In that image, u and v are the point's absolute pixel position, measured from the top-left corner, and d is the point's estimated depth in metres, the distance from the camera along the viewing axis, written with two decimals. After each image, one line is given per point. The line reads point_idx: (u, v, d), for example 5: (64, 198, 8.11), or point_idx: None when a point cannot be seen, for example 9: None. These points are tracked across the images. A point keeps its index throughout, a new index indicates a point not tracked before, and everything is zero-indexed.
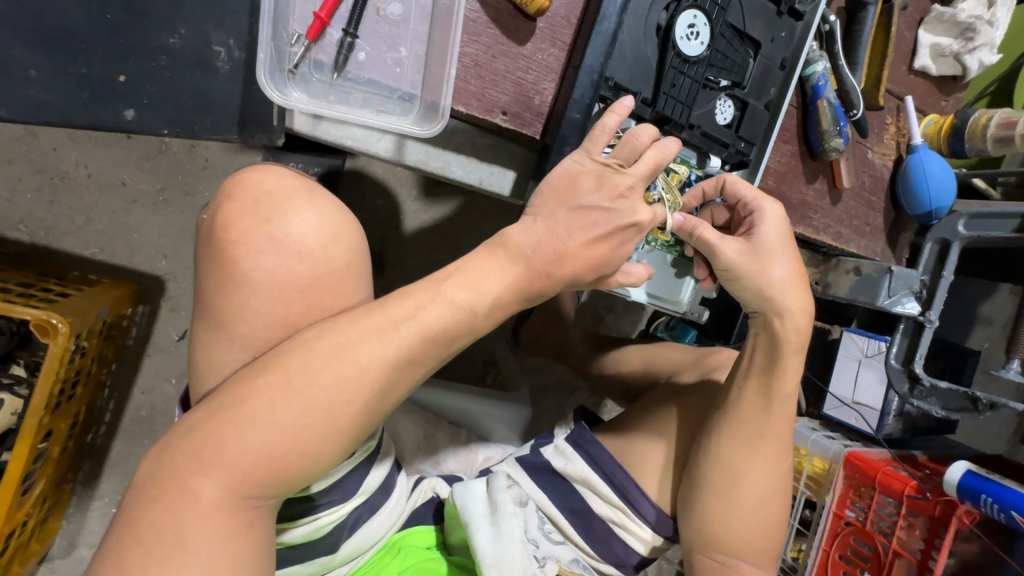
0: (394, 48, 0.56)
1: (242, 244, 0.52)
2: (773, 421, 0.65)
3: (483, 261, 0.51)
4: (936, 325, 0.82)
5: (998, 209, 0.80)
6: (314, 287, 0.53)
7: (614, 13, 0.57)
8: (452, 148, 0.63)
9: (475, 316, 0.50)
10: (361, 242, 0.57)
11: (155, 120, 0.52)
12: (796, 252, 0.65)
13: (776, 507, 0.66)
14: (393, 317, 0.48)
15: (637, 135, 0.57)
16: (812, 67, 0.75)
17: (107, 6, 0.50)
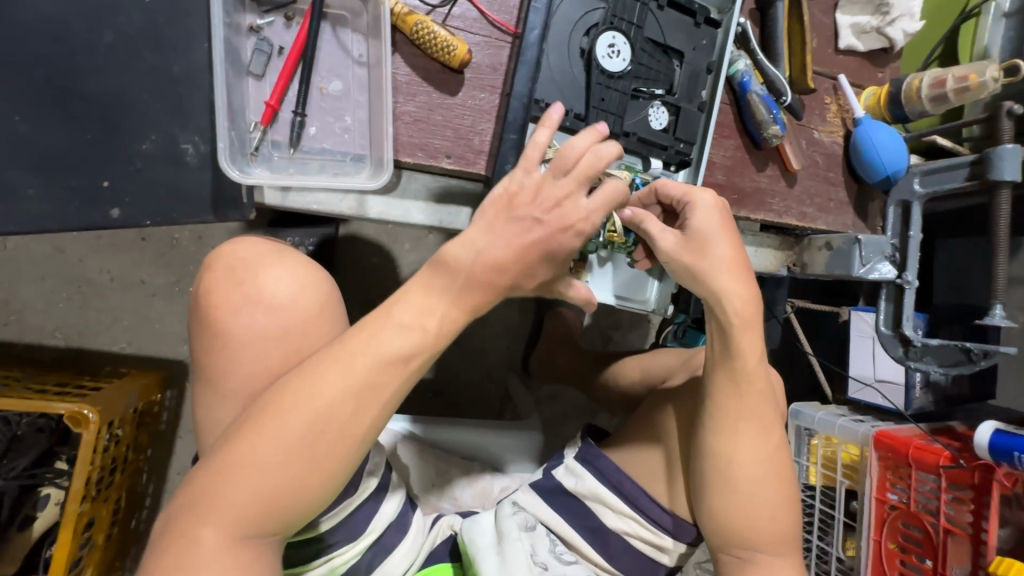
0: (340, 118, 0.64)
1: (221, 307, 0.58)
2: (749, 400, 0.63)
3: (422, 291, 0.55)
4: (917, 285, 0.80)
5: (947, 162, 0.82)
6: (293, 332, 0.58)
7: (535, 43, 0.64)
8: (411, 196, 0.69)
9: (432, 336, 0.55)
10: (331, 288, 0.63)
11: (139, 216, 0.60)
12: (733, 231, 0.63)
13: (780, 492, 0.64)
14: (353, 349, 0.52)
15: (571, 146, 0.57)
16: (734, 67, 0.79)
17: (91, 128, 0.59)
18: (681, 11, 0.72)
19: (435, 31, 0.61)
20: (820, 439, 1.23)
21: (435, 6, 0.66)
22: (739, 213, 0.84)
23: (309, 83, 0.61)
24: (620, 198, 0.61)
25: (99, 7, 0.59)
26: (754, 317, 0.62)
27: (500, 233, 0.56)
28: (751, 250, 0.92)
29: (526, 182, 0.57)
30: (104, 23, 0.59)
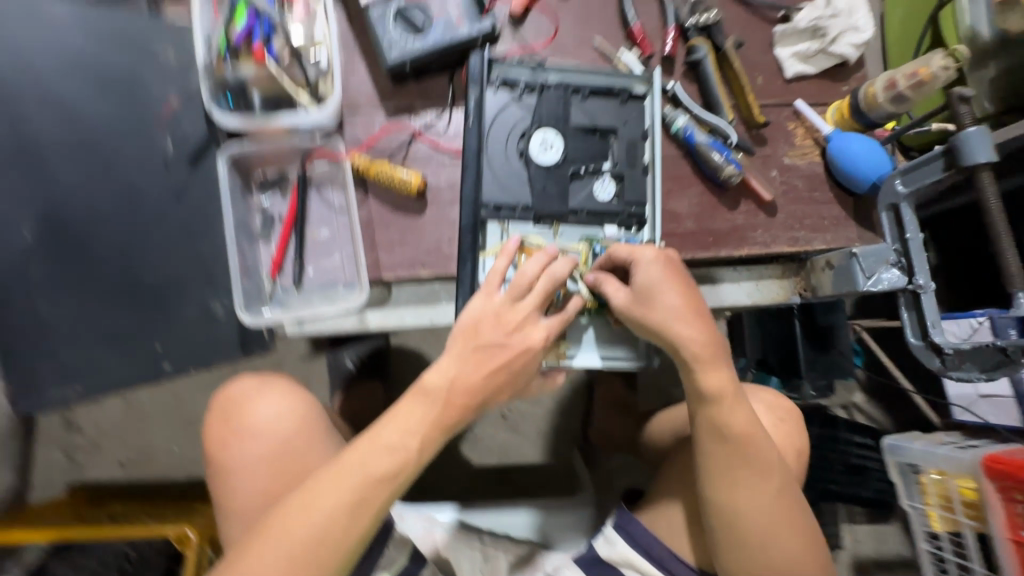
0: (332, 255, 0.78)
1: (222, 442, 0.69)
2: (737, 444, 0.62)
3: (404, 413, 0.65)
4: (931, 288, 0.73)
5: (921, 158, 0.74)
6: (278, 449, 0.69)
7: (473, 159, 0.75)
8: (402, 304, 0.80)
9: (408, 451, 0.64)
10: (311, 401, 0.74)
11: (189, 363, 0.70)
12: (683, 280, 0.65)
13: (794, 537, 0.62)
14: (343, 469, 0.62)
15: (522, 275, 0.69)
16: (674, 124, 0.84)
17: (137, 300, 0.70)
18: (605, 95, 0.81)
19: (392, 170, 0.75)
20: (927, 476, 1.09)
21: (393, 154, 0.78)
22: (720, 253, 0.85)
23: (303, 236, 0.76)
24: (570, 311, 0.71)
25: (136, 198, 0.71)
26: (715, 358, 0.63)
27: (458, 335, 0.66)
28: (751, 284, 0.89)
29: (488, 309, 0.68)
30: (144, 218, 0.70)
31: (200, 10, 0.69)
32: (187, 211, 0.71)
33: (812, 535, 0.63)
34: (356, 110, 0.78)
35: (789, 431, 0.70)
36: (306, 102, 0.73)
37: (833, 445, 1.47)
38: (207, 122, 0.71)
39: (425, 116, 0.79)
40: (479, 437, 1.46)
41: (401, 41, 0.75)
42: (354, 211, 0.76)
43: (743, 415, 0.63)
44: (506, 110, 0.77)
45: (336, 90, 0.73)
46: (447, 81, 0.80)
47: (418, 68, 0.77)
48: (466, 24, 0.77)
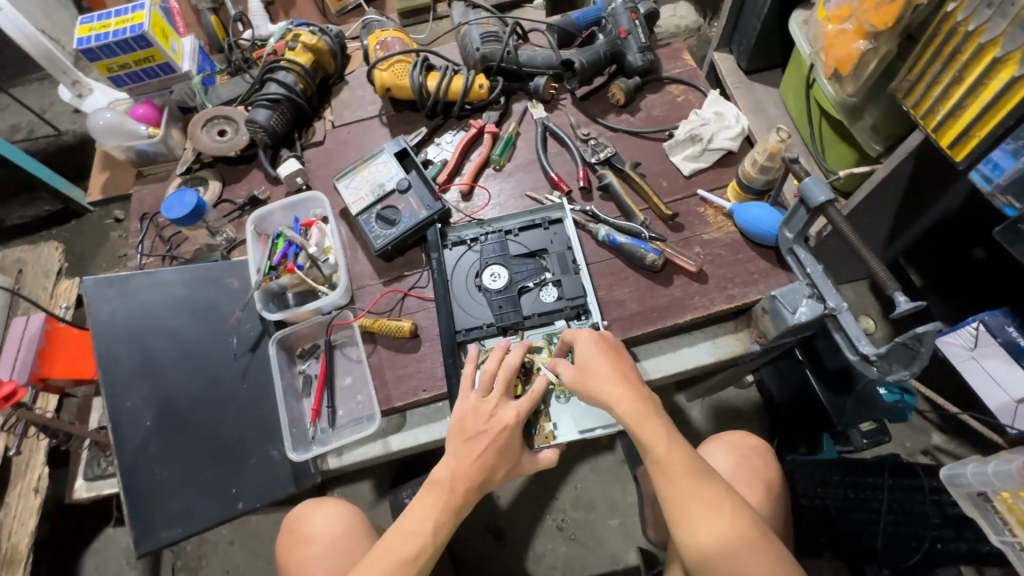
0: (356, 396, 1.00)
1: (289, 552, 0.87)
2: (683, 481, 0.71)
3: (422, 504, 0.79)
4: (839, 307, 0.82)
5: (791, 209, 0.90)
6: (331, 549, 0.84)
7: (444, 301, 0.99)
8: (416, 425, 0.99)
9: (429, 536, 0.77)
10: (353, 509, 0.90)
11: (256, 500, 0.88)
12: (611, 351, 0.81)
13: (760, 563, 0.68)
14: (378, 560, 0.76)
15: (483, 369, 0.88)
16: (599, 233, 1.05)
17: (215, 455, 0.90)
18: (533, 227, 1.06)
19: (390, 322, 1.00)
20: (1000, 503, 1.00)
21: (391, 309, 1.04)
22: (667, 323, 0.99)
23: (331, 386, 1.00)
24: (536, 391, 0.86)
25: (211, 376, 0.95)
26: (644, 407, 0.74)
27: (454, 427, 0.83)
28: (708, 343, 1.02)
29: (468, 408, 0.84)
30: (214, 388, 0.94)
31: (251, 250, 1.05)
32: (250, 384, 0.96)
33: (780, 560, 0.68)
34: (363, 287, 1.07)
35: (751, 466, 0.87)
36: (325, 289, 1.04)
37: (919, 497, 1.34)
38: (261, 320, 1.01)
39: (412, 279, 1.07)
40: (542, 554, 1.47)
41: (383, 232, 1.07)
42: (364, 358, 1.00)
43: (681, 453, 0.72)
44: (463, 259, 1.04)
45: (343, 277, 1.04)
46: (422, 250, 1.09)
47: (399, 247, 1.07)
48: (425, 209, 1.08)
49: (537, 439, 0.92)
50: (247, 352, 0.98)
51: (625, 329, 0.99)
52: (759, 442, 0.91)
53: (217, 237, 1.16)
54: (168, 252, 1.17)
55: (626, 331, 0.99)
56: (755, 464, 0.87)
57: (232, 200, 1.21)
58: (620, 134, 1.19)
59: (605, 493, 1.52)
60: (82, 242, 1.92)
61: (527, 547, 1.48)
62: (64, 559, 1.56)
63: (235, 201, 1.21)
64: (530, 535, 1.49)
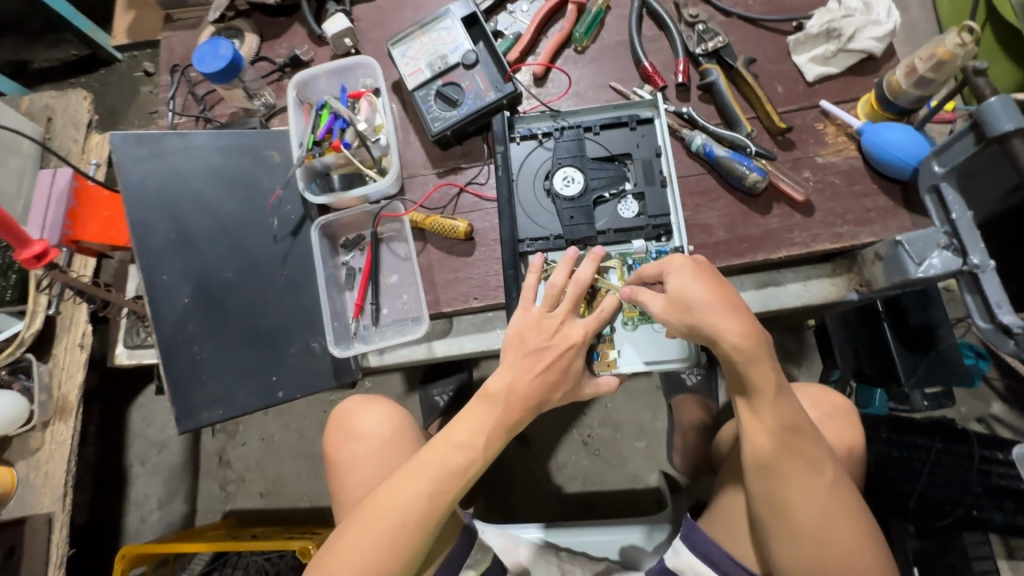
0: (402, 296, 0.93)
1: (334, 444, 0.83)
2: (785, 438, 0.66)
3: (472, 416, 0.74)
4: (984, 266, 0.68)
5: (950, 135, 0.72)
6: (381, 449, 0.81)
7: (506, 203, 0.88)
8: (463, 333, 0.93)
9: (480, 450, 0.73)
10: (404, 413, 0.86)
11: (294, 391, 0.85)
12: (715, 283, 0.69)
13: (848, 531, 0.65)
14: (426, 464, 0.72)
15: (549, 284, 0.78)
16: (693, 143, 0.89)
17: (255, 341, 0.85)
18: (616, 126, 0.90)
19: (444, 220, 0.90)
20: None
21: (445, 206, 0.93)
22: (756, 258, 0.87)
23: (377, 283, 0.93)
24: (605, 309, 0.78)
25: (249, 257, 0.88)
26: (755, 351, 0.66)
27: (511, 341, 0.76)
28: (798, 286, 0.90)
29: (529, 321, 0.77)
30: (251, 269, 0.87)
31: (294, 121, 0.92)
32: (290, 271, 0.89)
33: (868, 530, 0.66)
34: (414, 177, 0.95)
35: (838, 426, 0.82)
36: (373, 174, 0.92)
37: (965, 464, 1.28)
38: (303, 202, 0.91)
39: (470, 173, 0.94)
40: (564, 464, 1.50)
41: (442, 115, 0.92)
42: (413, 255, 0.91)
43: (788, 405, 0.67)
44: (531, 157, 0.90)
45: (395, 163, 0.91)
46: (484, 140, 0.95)
47: (458, 134, 0.94)
48: (492, 91, 0.92)
49: (598, 365, 0.85)
50: (288, 236, 0.90)
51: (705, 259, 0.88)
52: (846, 402, 0.86)
53: (254, 102, 1.03)
54: (201, 113, 1.05)
55: (708, 262, 0.88)
56: (834, 427, 0.82)
57: (271, 59, 1.06)
58: (733, 20, 0.97)
59: (634, 417, 1.51)
60: (111, 96, 1.80)
61: (550, 456, 1.51)
62: (113, 408, 1.65)
63: (274, 61, 1.05)
64: (554, 445, 1.51)
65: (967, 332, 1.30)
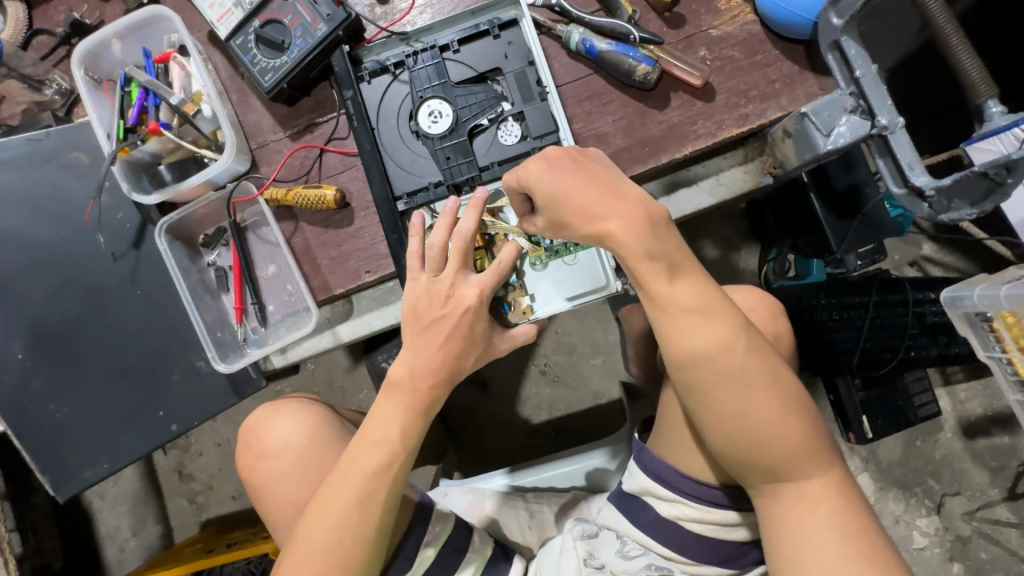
0: (286, 287, 0.82)
1: (249, 467, 0.78)
2: (686, 320, 0.59)
3: (383, 410, 0.68)
4: (894, 125, 0.62)
5: None
6: (298, 460, 0.76)
7: (372, 157, 0.75)
8: (366, 310, 0.84)
9: (396, 444, 0.67)
10: (319, 411, 0.81)
11: (190, 419, 0.77)
12: (587, 176, 0.61)
13: (774, 398, 0.59)
14: (344, 471, 0.68)
15: (430, 247, 0.69)
16: (572, 41, 0.77)
17: (130, 376, 0.76)
18: (477, 37, 0.76)
19: (307, 191, 0.76)
20: (999, 322, 0.95)
21: (308, 172, 0.79)
22: (661, 161, 0.78)
23: (253, 278, 0.81)
24: (503, 263, 0.69)
25: (91, 285, 0.77)
26: (644, 235, 0.59)
27: (410, 321, 0.68)
28: (711, 181, 0.83)
29: (420, 292, 0.68)
30: (98, 298, 0.77)
31: (91, 109, 0.76)
32: (145, 290, 0.78)
33: (790, 395, 0.59)
34: (265, 145, 0.80)
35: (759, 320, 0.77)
36: (211, 155, 0.77)
37: (902, 310, 1.31)
38: (136, 206, 0.78)
39: (324, 128, 0.79)
40: (527, 398, 1.49)
41: (270, 64, 0.76)
42: (280, 237, 0.78)
43: (687, 287, 0.60)
44: (389, 96, 0.77)
45: (228, 133, 0.76)
46: (332, 84, 0.80)
47: (298, 84, 0.78)
48: (322, 23, 0.75)
49: (512, 316, 0.77)
50: (129, 250, 0.78)
51: None
52: (763, 296, 0.81)
53: (45, 92, 0.83)
54: None
55: None
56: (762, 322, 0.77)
57: (50, 30, 0.83)
58: None
59: (586, 336, 1.49)
60: None
61: (512, 393, 1.49)
62: None
63: (54, 32, 0.84)
64: (514, 381, 1.49)
65: None
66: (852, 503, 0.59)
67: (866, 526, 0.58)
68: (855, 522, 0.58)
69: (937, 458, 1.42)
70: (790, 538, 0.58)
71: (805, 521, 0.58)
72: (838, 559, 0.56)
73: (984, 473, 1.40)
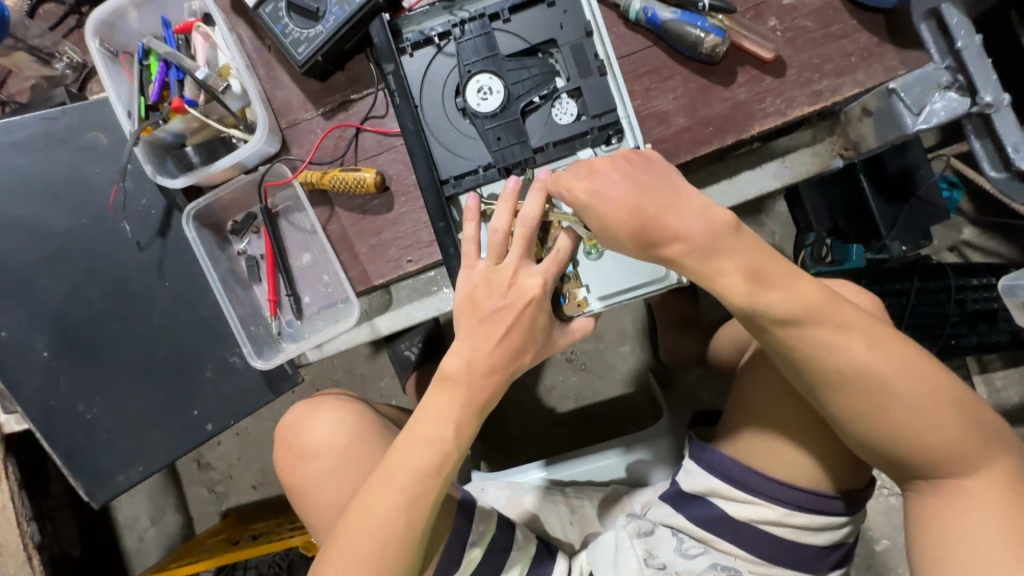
0: (322, 277, 0.77)
1: (286, 466, 0.74)
2: (806, 319, 0.54)
3: (433, 406, 0.64)
4: (1001, 102, 0.56)
5: None
6: (341, 458, 0.72)
7: (416, 138, 0.70)
8: (406, 302, 0.79)
9: (447, 441, 0.63)
10: (364, 410, 0.77)
11: (224, 418, 0.73)
12: (637, 188, 0.57)
13: (917, 393, 0.53)
14: (391, 470, 0.63)
15: (492, 232, 0.64)
16: (632, 10, 0.70)
17: (161, 373, 0.72)
18: (528, 5, 0.70)
19: (345, 174, 0.70)
20: None
21: (343, 154, 0.74)
22: (726, 142, 0.72)
23: (287, 267, 0.76)
24: (562, 250, 0.65)
25: (115, 276, 0.72)
26: (716, 238, 0.55)
27: (463, 313, 0.64)
28: (778, 162, 0.77)
29: (476, 280, 0.64)
30: (123, 291, 0.72)
31: (109, 84, 0.70)
32: (173, 282, 0.73)
33: (941, 384, 0.54)
34: (297, 124, 0.74)
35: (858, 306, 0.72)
36: (240, 135, 0.71)
37: (944, 298, 1.27)
38: (160, 191, 0.72)
39: (361, 106, 0.73)
40: (552, 386, 1.46)
41: (304, 34, 0.69)
42: (317, 223, 0.74)
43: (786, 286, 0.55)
44: (433, 70, 0.71)
45: (260, 111, 0.70)
46: (369, 57, 0.73)
47: (333, 57, 0.71)
48: None
49: (567, 308, 0.72)
50: (155, 239, 0.72)
51: (667, 156, 0.73)
52: (847, 286, 0.76)
53: (55, 66, 0.77)
54: None
55: (672, 158, 0.73)
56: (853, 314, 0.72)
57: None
58: None
59: (614, 323, 1.45)
60: None
61: (537, 381, 1.46)
62: None
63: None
64: (539, 369, 1.46)
65: (943, 164, 1.22)
66: (1020, 493, 0.54)
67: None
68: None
69: None
70: (952, 535, 0.55)
71: (968, 515, 0.54)
72: (1014, 557, 0.51)
73: None
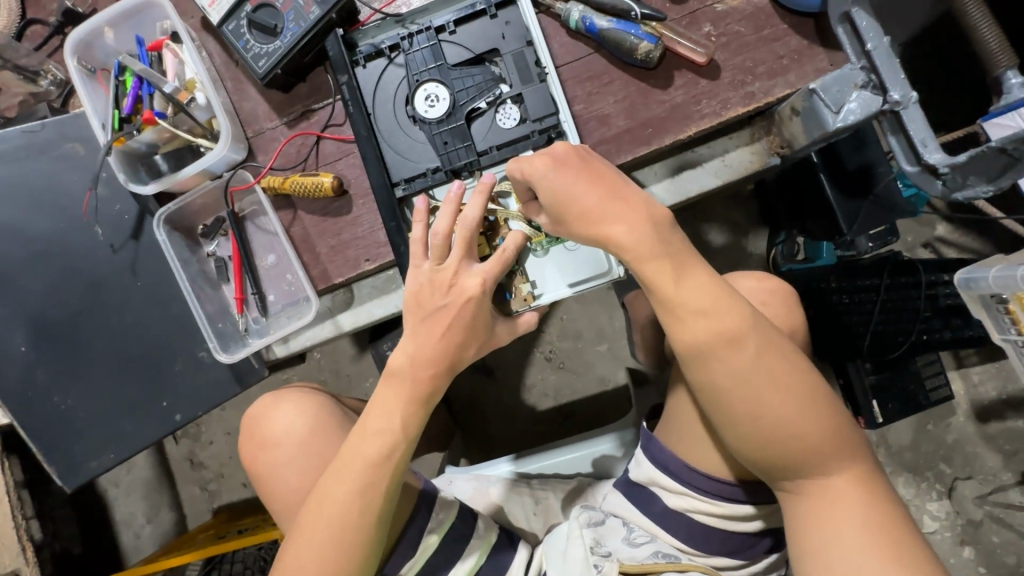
0: (286, 277, 0.81)
1: (252, 456, 0.78)
2: (695, 320, 0.58)
3: (383, 399, 0.68)
4: (906, 101, 0.61)
5: None
6: (301, 449, 0.76)
7: (368, 143, 0.74)
8: (367, 299, 0.83)
9: (397, 433, 0.67)
10: (325, 403, 0.81)
11: (193, 410, 0.78)
12: (592, 173, 0.60)
13: (789, 398, 0.57)
14: (346, 461, 0.67)
15: (434, 234, 0.67)
16: (571, 20, 0.74)
17: (134, 367, 0.77)
18: (473, 17, 0.74)
19: (305, 179, 0.75)
20: (1015, 303, 0.92)
21: (305, 159, 0.78)
22: (665, 142, 0.76)
23: (252, 268, 0.80)
24: (507, 252, 0.69)
25: (92, 277, 0.77)
26: (646, 235, 0.58)
27: (411, 310, 0.68)
28: (717, 162, 0.82)
29: (422, 280, 0.68)
30: (99, 290, 0.77)
31: (86, 99, 0.76)
32: (146, 281, 0.78)
33: (810, 391, 0.58)
34: (261, 133, 0.79)
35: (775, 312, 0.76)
36: (207, 144, 0.76)
37: (914, 293, 1.28)
38: (134, 197, 0.77)
39: (320, 114, 0.78)
40: (532, 385, 1.49)
41: (264, 49, 0.74)
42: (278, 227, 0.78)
43: (694, 286, 0.58)
44: (384, 80, 0.75)
45: (224, 122, 0.75)
46: (327, 69, 0.78)
47: (292, 69, 0.76)
48: (315, 6, 0.73)
49: (514, 303, 0.76)
50: (128, 241, 0.77)
51: (608, 157, 0.76)
52: (780, 284, 0.79)
53: (40, 83, 0.83)
54: None
55: (613, 159, 0.76)
56: (777, 314, 0.76)
57: (43, 19, 0.83)
58: None
59: (592, 322, 1.48)
60: None
61: (518, 380, 1.49)
62: None
63: (46, 21, 0.83)
64: (519, 368, 1.49)
65: None
66: (876, 495, 0.59)
67: (895, 519, 0.57)
68: (885, 517, 0.57)
69: (948, 442, 1.40)
70: (816, 535, 0.58)
71: (833, 518, 0.58)
72: (871, 555, 0.55)
73: (997, 456, 1.38)
